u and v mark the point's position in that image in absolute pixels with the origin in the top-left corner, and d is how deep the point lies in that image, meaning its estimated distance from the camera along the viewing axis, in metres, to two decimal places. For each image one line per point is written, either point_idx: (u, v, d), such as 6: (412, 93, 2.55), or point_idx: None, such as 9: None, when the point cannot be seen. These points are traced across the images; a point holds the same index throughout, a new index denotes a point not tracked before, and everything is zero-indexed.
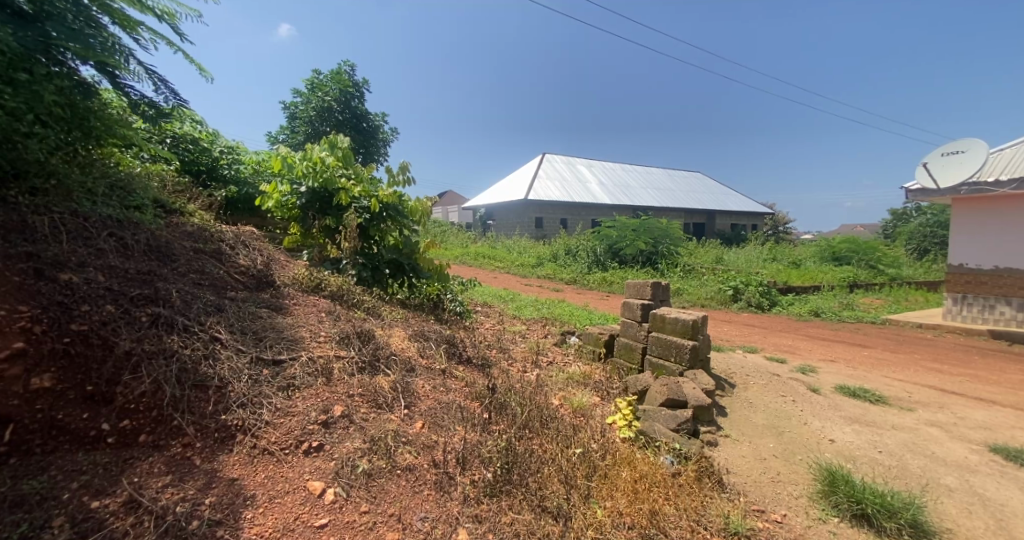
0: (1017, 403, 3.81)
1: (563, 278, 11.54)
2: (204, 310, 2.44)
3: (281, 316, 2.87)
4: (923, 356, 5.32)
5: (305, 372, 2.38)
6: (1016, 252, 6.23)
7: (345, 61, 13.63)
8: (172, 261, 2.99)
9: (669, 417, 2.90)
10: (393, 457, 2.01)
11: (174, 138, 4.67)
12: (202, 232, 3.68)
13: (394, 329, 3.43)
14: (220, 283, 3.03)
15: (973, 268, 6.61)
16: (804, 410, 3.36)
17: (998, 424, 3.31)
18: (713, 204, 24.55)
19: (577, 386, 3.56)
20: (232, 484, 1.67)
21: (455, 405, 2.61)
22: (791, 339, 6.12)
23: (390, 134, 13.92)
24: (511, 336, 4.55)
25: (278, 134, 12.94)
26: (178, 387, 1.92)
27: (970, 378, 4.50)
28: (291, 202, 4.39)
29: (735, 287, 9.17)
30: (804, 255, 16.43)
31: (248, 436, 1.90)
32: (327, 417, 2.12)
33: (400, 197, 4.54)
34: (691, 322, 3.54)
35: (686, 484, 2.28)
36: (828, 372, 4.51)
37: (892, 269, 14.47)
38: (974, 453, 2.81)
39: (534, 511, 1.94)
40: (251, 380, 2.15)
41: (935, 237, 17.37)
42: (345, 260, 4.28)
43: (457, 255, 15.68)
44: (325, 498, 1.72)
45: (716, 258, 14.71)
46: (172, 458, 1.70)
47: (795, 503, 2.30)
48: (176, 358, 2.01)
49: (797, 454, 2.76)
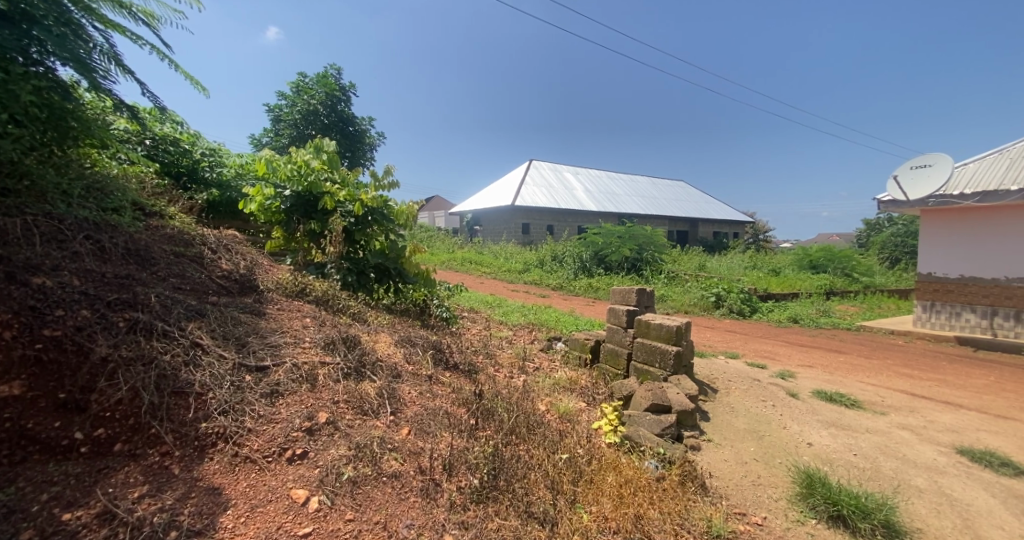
0: (981, 407, 3.98)
1: (549, 284, 11.61)
2: (185, 315, 2.41)
3: (264, 321, 2.85)
4: (895, 362, 5.52)
5: (290, 378, 2.37)
6: (981, 262, 6.48)
7: (331, 65, 13.63)
8: (152, 265, 2.95)
9: (654, 422, 2.96)
10: (378, 464, 2.02)
11: (154, 139, 4.60)
12: (183, 236, 3.63)
13: (380, 335, 3.43)
14: (201, 287, 3.00)
15: (940, 277, 6.86)
16: (783, 414, 3.45)
17: (965, 427, 3.45)
18: (695, 212, 25.03)
19: (563, 392, 3.59)
20: (211, 494, 1.65)
21: (442, 411, 2.61)
22: (771, 345, 6.28)
23: (377, 138, 13.92)
24: (497, 342, 4.57)
25: (262, 137, 12.86)
26: (157, 394, 1.89)
27: (938, 383, 4.68)
28: (275, 205, 4.35)
29: (717, 294, 9.37)
30: (783, 263, 16.87)
31: (229, 444, 1.88)
32: (311, 424, 2.12)
33: (386, 201, 4.54)
34: (674, 328, 3.61)
35: (669, 489, 2.33)
36: (806, 377, 4.63)
37: (866, 277, 14.97)
38: (942, 455, 2.93)
39: (520, 517, 1.96)
40: (233, 387, 2.13)
41: (906, 247, 18.00)
42: (330, 265, 4.26)
43: (442, 260, 15.65)
44: (308, 507, 1.71)
45: (699, 266, 14.96)
46: (149, 467, 1.68)
47: (774, 506, 2.37)
48: (155, 364, 1.98)
49: (777, 458, 2.84)
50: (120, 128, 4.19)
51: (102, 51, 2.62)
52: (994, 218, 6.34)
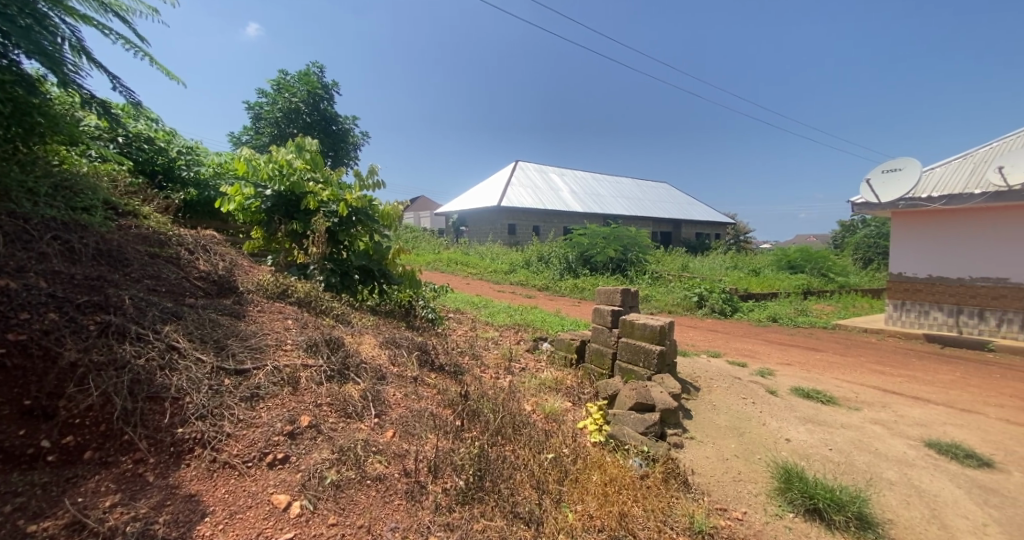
0: (947, 401, 4.15)
1: (535, 285, 11.66)
2: (160, 318, 2.37)
3: (244, 324, 2.81)
4: (869, 359, 5.71)
5: (270, 381, 2.35)
6: (948, 262, 6.74)
7: (313, 63, 13.45)
8: (125, 266, 2.89)
9: (638, 420, 3.02)
10: (362, 467, 2.02)
11: (127, 137, 4.48)
12: (158, 236, 3.55)
13: (364, 337, 3.41)
14: (177, 289, 2.94)
15: (909, 276, 7.11)
16: (762, 411, 3.55)
17: (932, 420, 3.60)
18: (678, 213, 25.42)
19: (549, 392, 3.63)
20: (188, 501, 1.63)
21: (427, 413, 2.62)
22: (751, 344, 6.44)
23: (360, 138, 13.79)
24: (484, 343, 4.59)
25: (242, 135, 12.62)
26: (131, 399, 1.86)
27: (908, 379, 4.87)
28: (255, 205, 4.29)
29: (699, 294, 9.55)
30: (763, 264, 17.27)
31: (207, 450, 1.86)
32: (292, 428, 2.10)
33: (370, 201, 4.51)
34: (658, 328, 3.68)
35: (653, 486, 2.38)
36: (784, 375, 4.77)
37: (841, 277, 15.44)
38: (911, 448, 3.05)
39: (506, 517, 1.98)
40: (211, 391, 2.10)
41: (878, 247, 18.62)
42: (313, 266, 4.22)
43: (428, 261, 15.58)
44: (290, 512, 1.70)
45: (682, 266, 15.21)
46: (122, 475, 1.64)
47: (753, 501, 2.43)
48: (128, 369, 1.94)
49: (756, 454, 2.92)
50: (91, 124, 4.07)
51: (71, 45, 2.54)
52: (960, 220, 6.61)
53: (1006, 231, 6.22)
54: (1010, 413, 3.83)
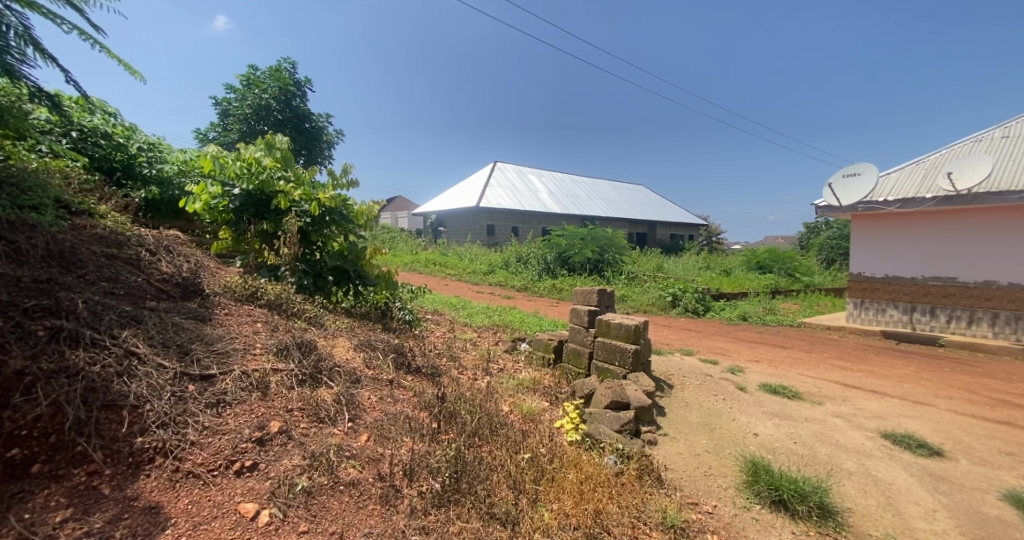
0: (902, 394, 4.38)
1: (513, 285, 11.68)
2: (118, 322, 2.27)
3: (210, 327, 2.72)
4: (831, 355, 5.97)
5: (238, 387, 2.28)
6: (902, 263, 7.11)
7: (285, 58, 13.13)
8: (79, 268, 2.75)
9: (613, 418, 3.07)
10: (335, 472, 1.98)
11: (81, 131, 4.23)
12: (117, 237, 3.40)
13: (338, 340, 3.35)
14: (137, 291, 2.83)
15: (867, 276, 7.47)
16: (732, 407, 3.66)
17: (888, 413, 3.79)
18: (653, 214, 25.93)
19: (526, 392, 3.64)
20: (148, 513, 1.56)
21: (403, 415, 2.60)
22: (722, 342, 6.63)
23: (334, 136, 13.54)
24: (461, 344, 4.58)
25: (209, 132, 12.19)
26: (84, 408, 1.77)
27: (867, 373, 5.11)
28: (223, 205, 4.15)
29: (673, 294, 9.77)
30: (733, 264, 17.80)
31: (169, 459, 1.79)
32: (262, 434, 2.05)
33: (344, 200, 4.42)
34: (633, 327, 3.74)
35: (627, 483, 2.43)
36: (753, 372, 4.93)
37: (806, 277, 16.07)
38: (869, 439, 3.20)
39: (483, 518, 1.98)
40: (174, 398, 2.03)
41: (839, 248, 19.47)
42: (284, 267, 4.11)
43: (405, 262, 15.40)
44: (258, 521, 1.65)
45: (656, 267, 15.52)
46: (75, 489, 1.56)
47: (723, 494, 2.51)
48: (81, 376, 1.85)
49: (726, 448, 3.01)
50: (40, 118, 3.86)
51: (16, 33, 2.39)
52: (914, 223, 6.98)
53: (955, 233, 6.60)
54: (958, 404, 4.07)
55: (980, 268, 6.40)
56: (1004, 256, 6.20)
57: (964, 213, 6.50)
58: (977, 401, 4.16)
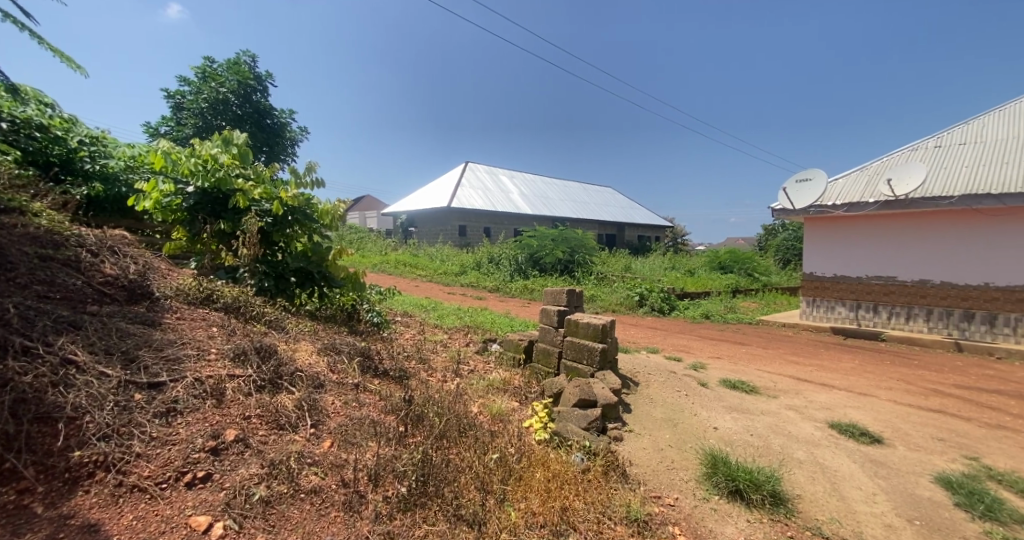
0: (849, 386, 4.66)
1: (485, 286, 11.66)
2: (54, 329, 2.13)
3: (159, 333, 2.59)
4: (787, 351, 6.28)
5: (191, 394, 2.18)
6: (848, 263, 7.55)
7: (244, 51, 12.62)
8: (10, 271, 2.55)
9: (581, 416, 3.12)
10: (296, 481, 1.93)
11: (12, 122, 3.90)
12: (53, 237, 3.16)
13: (301, 343, 3.25)
14: (76, 296, 2.65)
15: (818, 276, 7.89)
16: (694, 402, 3.79)
17: (836, 404, 4.02)
18: (621, 216, 26.49)
19: (496, 393, 3.65)
20: (87, 532, 1.47)
21: (369, 420, 2.55)
22: (687, 340, 6.85)
23: (298, 133, 13.13)
24: (431, 346, 4.53)
25: (161, 126, 11.55)
26: (14, 422, 1.65)
27: (818, 367, 5.40)
28: (175, 203, 3.95)
29: (641, 294, 10.01)
30: (697, 264, 18.41)
31: (111, 473, 1.69)
32: (216, 443, 1.96)
33: (308, 199, 4.29)
34: (600, 326, 3.81)
35: (593, 480, 2.47)
36: (714, 368, 5.12)
37: (765, 276, 16.83)
38: (818, 429, 3.38)
39: (449, 520, 1.98)
40: (117, 408, 1.92)
41: (794, 249, 20.48)
42: (242, 268, 3.95)
43: (373, 263, 15.09)
44: (211, 533, 1.58)
45: (625, 267, 15.85)
46: (1, 509, 1.45)
47: (684, 487, 2.59)
48: (11, 388, 1.72)
49: (688, 442, 3.12)
50: None
51: None
52: (859, 225, 7.43)
53: (895, 236, 7.07)
54: (898, 394, 4.37)
55: (917, 268, 6.88)
56: (936, 256, 6.71)
57: (903, 217, 6.97)
58: (914, 391, 4.48)
